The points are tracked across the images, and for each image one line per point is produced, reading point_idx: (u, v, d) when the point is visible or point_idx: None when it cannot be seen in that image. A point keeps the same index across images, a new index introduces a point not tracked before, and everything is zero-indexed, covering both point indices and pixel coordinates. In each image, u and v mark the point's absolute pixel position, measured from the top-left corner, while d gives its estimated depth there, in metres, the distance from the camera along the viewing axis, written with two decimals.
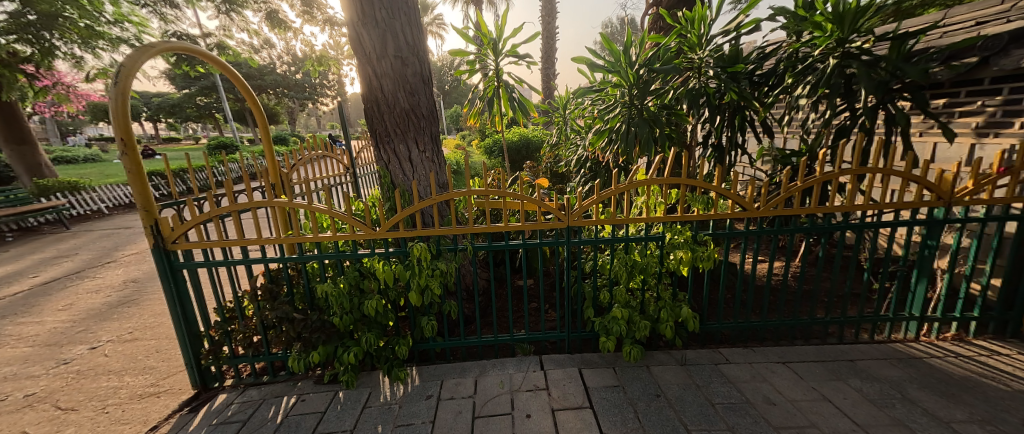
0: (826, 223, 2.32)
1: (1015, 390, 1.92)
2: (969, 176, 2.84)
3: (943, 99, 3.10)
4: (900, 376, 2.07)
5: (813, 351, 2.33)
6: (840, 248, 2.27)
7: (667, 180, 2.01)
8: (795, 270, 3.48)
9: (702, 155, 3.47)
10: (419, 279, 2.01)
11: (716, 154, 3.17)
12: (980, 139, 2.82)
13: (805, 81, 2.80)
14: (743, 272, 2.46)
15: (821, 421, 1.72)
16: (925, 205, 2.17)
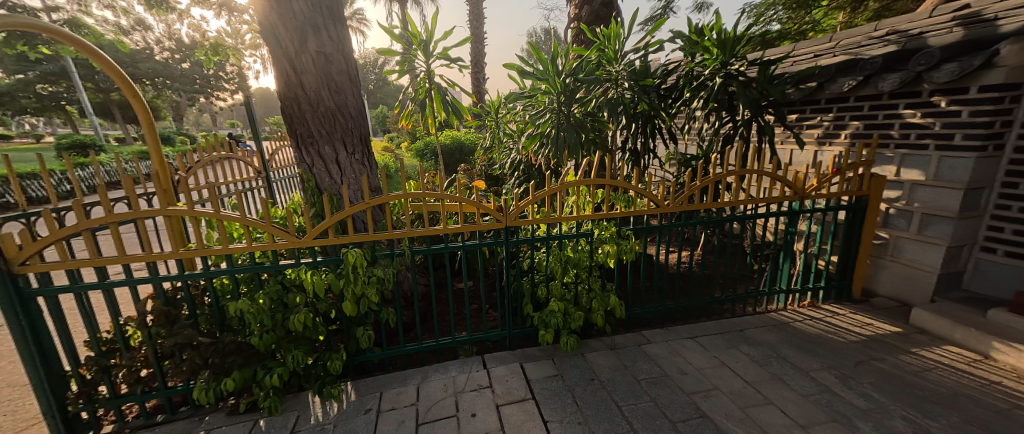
0: (720, 216, 2.75)
1: (850, 341, 2.50)
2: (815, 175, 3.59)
3: (795, 114, 3.86)
4: (776, 339, 2.54)
5: (714, 326, 2.73)
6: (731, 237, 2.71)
7: (593, 181, 2.21)
8: (698, 258, 4.04)
9: (622, 159, 3.84)
10: (354, 288, 1.90)
11: (633, 157, 3.54)
12: (821, 147, 3.60)
13: (699, 96, 3.29)
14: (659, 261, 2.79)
15: (722, 384, 2.04)
16: (788, 199, 2.69)
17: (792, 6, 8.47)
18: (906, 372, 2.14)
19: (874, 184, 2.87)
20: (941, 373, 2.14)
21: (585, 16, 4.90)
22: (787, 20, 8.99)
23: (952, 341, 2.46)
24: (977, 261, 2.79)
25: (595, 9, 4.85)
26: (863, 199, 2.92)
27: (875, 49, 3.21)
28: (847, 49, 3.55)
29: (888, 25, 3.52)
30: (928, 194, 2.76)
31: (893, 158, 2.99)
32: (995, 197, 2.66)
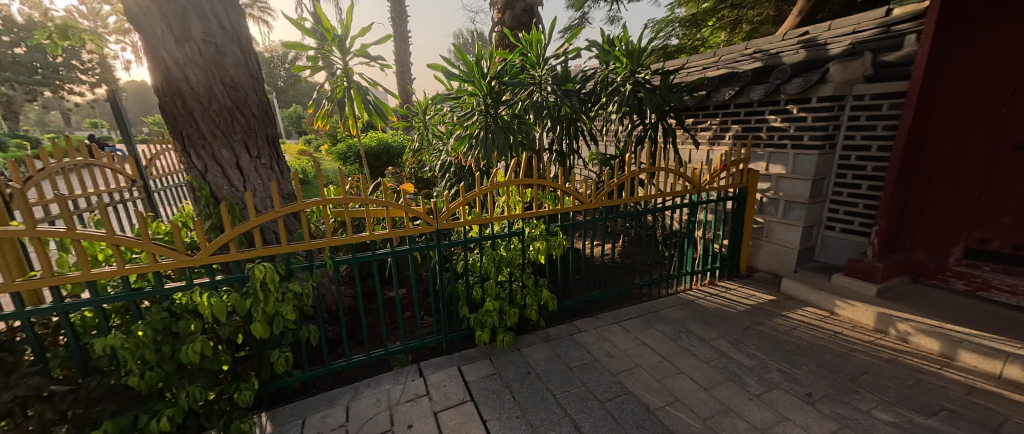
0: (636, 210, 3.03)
1: (739, 311, 2.95)
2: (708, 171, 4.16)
3: (691, 118, 4.44)
4: (685, 315, 2.89)
5: (634, 309, 3.00)
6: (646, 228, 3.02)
7: (522, 181, 2.28)
8: (620, 249, 4.40)
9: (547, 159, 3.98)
10: (265, 306, 1.69)
11: (559, 158, 3.73)
12: (712, 147, 4.18)
13: (614, 101, 3.60)
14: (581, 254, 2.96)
15: (642, 361, 2.26)
16: (688, 192, 3.08)
17: (687, 24, 9.68)
18: (779, 332, 2.60)
19: (751, 178, 3.42)
20: (803, 329, 2.64)
21: (508, 21, 5.03)
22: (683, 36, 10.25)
23: (809, 303, 3.04)
24: (823, 237, 3.49)
25: (517, 15, 5.01)
26: (744, 191, 3.48)
27: (746, 63, 3.94)
28: (726, 63, 4.22)
29: (755, 45, 4.22)
30: (789, 184, 3.43)
31: (764, 156, 3.64)
32: (832, 186, 3.34)
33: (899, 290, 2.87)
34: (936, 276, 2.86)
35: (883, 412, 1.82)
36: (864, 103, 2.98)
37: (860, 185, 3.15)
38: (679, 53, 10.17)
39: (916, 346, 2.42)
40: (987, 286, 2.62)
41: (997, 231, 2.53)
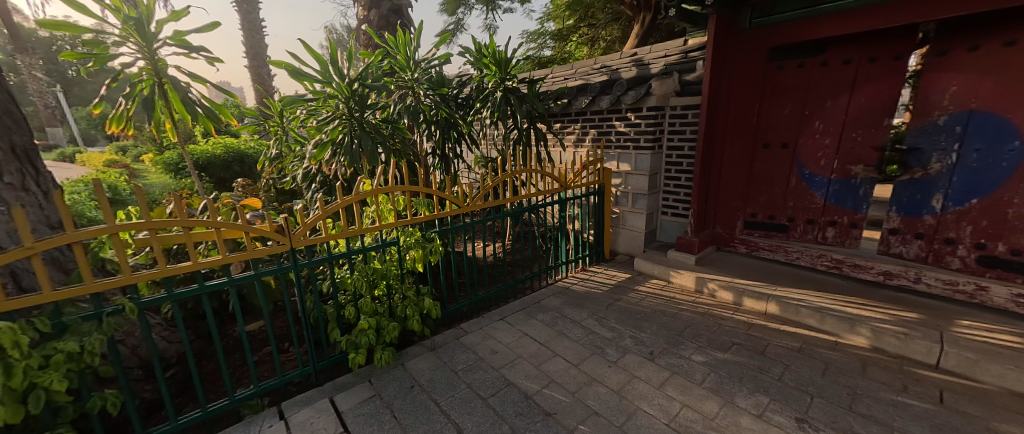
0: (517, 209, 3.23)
1: (603, 291, 3.39)
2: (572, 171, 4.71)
3: (557, 123, 4.92)
4: (560, 302, 3.19)
5: (517, 304, 3.16)
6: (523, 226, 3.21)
7: (391, 189, 2.20)
8: (505, 246, 4.67)
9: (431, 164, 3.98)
10: (9, 381, 1.21)
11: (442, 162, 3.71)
12: (575, 149, 4.75)
13: (487, 107, 3.76)
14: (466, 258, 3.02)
15: (523, 351, 2.41)
16: (556, 190, 3.44)
17: (555, 38, 10.68)
18: (632, 305, 3.09)
19: (604, 176, 4.00)
20: (649, 299, 3.20)
21: (375, 20, 4.78)
22: (553, 48, 11.27)
23: (654, 276, 3.70)
24: (660, 221, 4.28)
25: (384, 14, 4.79)
26: (602, 186, 4.02)
27: (596, 76, 4.60)
28: (581, 76, 4.84)
29: (601, 61, 4.89)
30: (634, 179, 4.11)
31: (614, 156, 4.28)
32: (663, 179, 4.12)
33: (708, 259, 3.70)
34: (729, 244, 3.74)
35: (698, 355, 2.35)
36: (677, 112, 3.77)
37: (681, 178, 3.97)
38: (550, 63, 11.15)
39: (720, 299, 3.17)
40: (758, 248, 3.54)
41: (760, 206, 3.50)
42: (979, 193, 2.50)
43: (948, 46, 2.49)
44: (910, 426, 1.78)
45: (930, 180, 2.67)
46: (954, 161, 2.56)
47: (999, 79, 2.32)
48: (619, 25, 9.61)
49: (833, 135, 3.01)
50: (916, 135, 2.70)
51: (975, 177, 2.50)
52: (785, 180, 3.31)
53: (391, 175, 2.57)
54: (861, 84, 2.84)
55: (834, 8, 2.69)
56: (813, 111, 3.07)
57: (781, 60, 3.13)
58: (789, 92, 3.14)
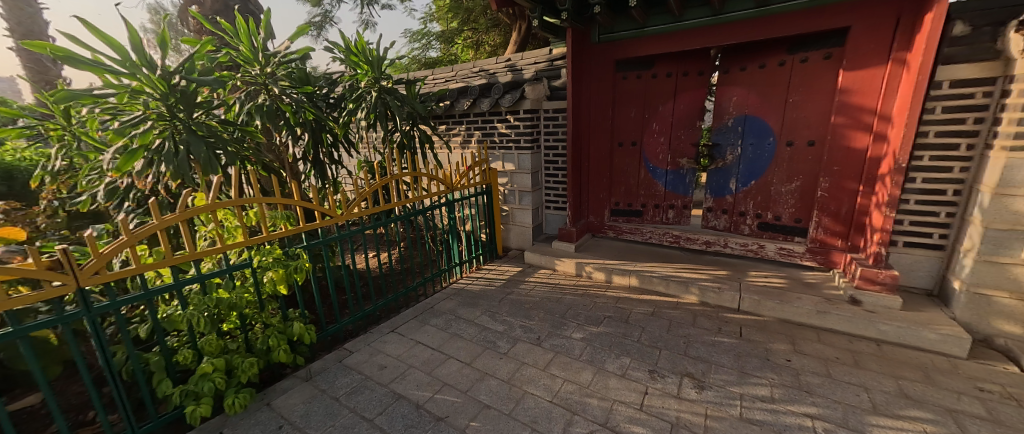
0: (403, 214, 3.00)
1: (496, 287, 3.50)
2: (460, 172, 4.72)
3: (442, 126, 4.86)
4: (454, 303, 3.17)
5: (409, 312, 3.00)
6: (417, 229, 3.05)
7: (233, 202, 1.84)
8: (396, 255, 4.46)
9: (306, 170, 3.64)
10: None
11: (316, 168, 3.38)
12: (462, 150, 4.77)
13: (361, 107, 3.48)
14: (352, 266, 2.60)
15: (415, 360, 2.33)
16: (443, 191, 3.39)
17: (440, 39, 10.57)
18: (523, 296, 3.26)
19: (491, 176, 4.12)
20: (537, 288, 3.42)
21: None
22: (438, 49, 11.13)
23: (541, 267, 3.97)
24: (545, 215, 4.61)
25: None
26: (489, 186, 4.13)
27: (475, 79, 4.71)
28: (462, 79, 4.89)
29: (479, 64, 4.98)
30: (519, 178, 4.34)
31: (499, 156, 4.44)
32: (544, 176, 4.45)
33: (586, 245, 4.14)
34: (601, 231, 4.25)
35: (578, 333, 2.61)
36: (550, 115, 4.11)
37: (558, 175, 4.34)
38: (437, 65, 11.00)
39: (597, 280, 3.58)
40: (622, 231, 4.12)
41: (621, 196, 4.10)
42: (755, 176, 3.39)
43: (729, 66, 3.35)
44: (724, 359, 2.30)
45: (727, 168, 3.53)
46: (740, 153, 3.43)
47: (759, 93, 3.22)
48: (499, 31, 10.02)
49: (666, 134, 3.72)
50: (717, 133, 3.53)
51: (752, 164, 3.38)
52: (636, 173, 3.95)
53: (239, 187, 1.93)
54: (679, 92, 3.57)
55: (657, 31, 3.31)
56: (651, 114, 3.74)
57: (625, 72, 3.72)
58: (633, 99, 3.76)
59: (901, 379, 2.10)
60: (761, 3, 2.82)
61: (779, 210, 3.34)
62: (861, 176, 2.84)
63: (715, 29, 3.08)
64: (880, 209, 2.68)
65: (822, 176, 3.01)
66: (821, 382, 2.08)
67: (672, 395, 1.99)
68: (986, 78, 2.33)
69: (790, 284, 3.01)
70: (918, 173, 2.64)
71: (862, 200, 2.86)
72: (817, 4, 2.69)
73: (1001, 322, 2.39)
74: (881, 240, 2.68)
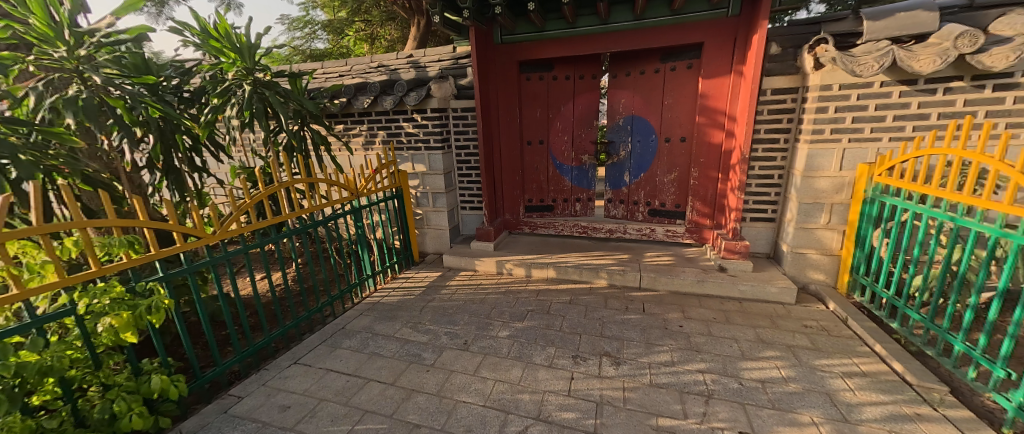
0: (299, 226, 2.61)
1: (415, 295, 3.30)
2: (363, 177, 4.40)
3: (340, 125, 4.40)
4: (369, 319, 2.89)
5: (314, 337, 2.63)
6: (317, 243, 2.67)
7: (34, 229, 1.35)
8: (292, 274, 3.91)
9: (155, 182, 2.96)
10: None
11: (171, 176, 2.80)
12: (366, 152, 4.39)
13: (231, 103, 2.90)
14: (234, 295, 2.11)
15: (327, 392, 2.05)
16: (347, 198, 3.06)
17: (328, 30, 9.55)
18: (445, 301, 3.15)
19: (401, 178, 3.86)
20: (459, 292, 3.34)
21: None
22: (327, 40, 10.05)
23: (461, 269, 3.89)
24: (461, 215, 4.53)
25: None
26: (400, 190, 3.87)
27: (375, 75, 4.38)
28: (359, 75, 4.49)
29: (378, 59, 4.62)
30: (431, 179, 4.17)
31: (408, 157, 4.19)
32: (458, 177, 4.36)
33: (503, 243, 4.19)
34: (517, 228, 4.36)
35: (505, 332, 2.62)
36: (459, 114, 4.05)
37: (472, 174, 4.30)
38: (326, 58, 9.93)
39: (517, 276, 3.65)
40: (536, 226, 4.28)
41: (533, 192, 4.27)
42: (644, 169, 3.86)
43: (616, 71, 3.73)
44: (633, 334, 2.56)
45: (621, 162, 3.95)
46: (630, 149, 3.86)
47: (642, 95, 3.66)
48: (396, 26, 9.50)
49: (568, 133, 3.98)
50: (611, 132, 3.90)
51: (641, 159, 3.84)
52: (545, 170, 4.17)
53: (35, 203, 1.41)
54: (578, 94, 3.86)
55: (554, 35, 3.50)
56: (554, 114, 3.96)
57: (528, 73, 3.86)
58: (536, 99, 3.94)
59: (760, 327, 2.60)
60: (638, 16, 3.19)
61: (664, 198, 3.85)
62: (720, 166, 3.44)
63: (603, 37, 3.39)
64: (734, 193, 3.29)
65: (693, 168, 3.57)
66: (706, 340, 2.46)
67: (594, 375, 2.13)
68: (794, 88, 3.03)
69: (678, 261, 3.50)
70: (758, 162, 3.30)
71: (722, 186, 3.48)
72: (678, 21, 3.16)
73: (815, 273, 3.15)
74: (737, 218, 3.29)
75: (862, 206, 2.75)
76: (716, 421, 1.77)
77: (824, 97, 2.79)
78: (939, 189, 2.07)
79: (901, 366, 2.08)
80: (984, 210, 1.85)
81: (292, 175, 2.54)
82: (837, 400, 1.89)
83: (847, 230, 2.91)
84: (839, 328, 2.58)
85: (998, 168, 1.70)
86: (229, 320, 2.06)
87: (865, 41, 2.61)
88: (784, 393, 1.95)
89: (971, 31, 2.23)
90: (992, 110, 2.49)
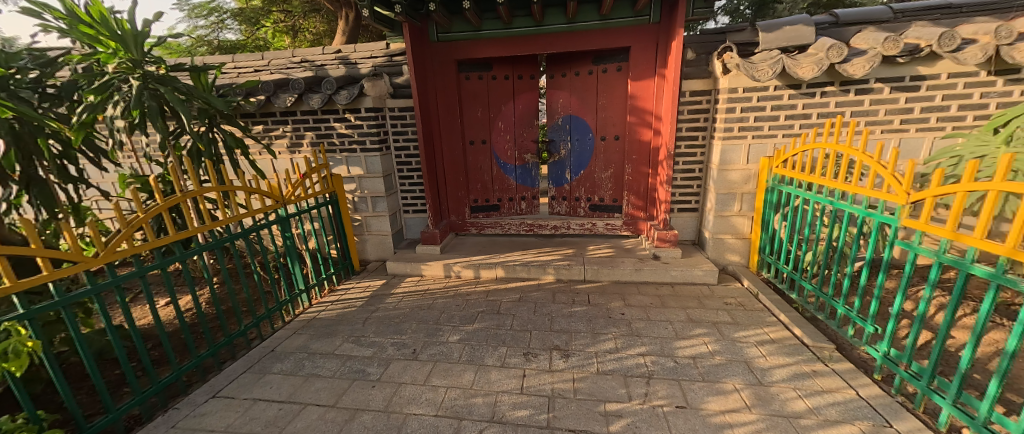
0: (212, 240, 2.30)
1: (357, 307, 3.09)
2: (287, 183, 4.01)
3: (259, 126, 3.96)
4: (304, 338, 2.64)
5: (238, 364, 2.34)
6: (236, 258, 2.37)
7: None
8: (206, 295, 3.45)
9: (12, 197, 2.44)
10: None
11: (36, 190, 2.31)
12: (292, 155, 4.01)
13: (114, 101, 2.45)
14: (130, 326, 1.80)
15: (255, 424, 1.83)
16: (270, 206, 2.75)
17: (239, 19, 8.52)
18: (390, 311, 2.99)
19: (335, 182, 3.59)
20: (406, 299, 3.19)
21: None
22: (239, 31, 9.00)
23: (407, 275, 3.73)
24: (404, 219, 4.35)
25: None
26: (335, 195, 3.60)
27: (298, 71, 4.03)
28: (278, 70, 4.09)
29: (301, 54, 4.26)
30: (369, 182, 3.93)
31: (342, 160, 3.91)
32: (398, 179, 4.18)
33: (450, 245, 4.09)
34: (463, 229, 4.28)
35: (455, 336, 2.55)
36: (397, 114, 3.89)
37: (413, 176, 4.14)
38: (239, 50, 8.90)
39: (465, 278, 3.59)
40: (483, 226, 4.26)
41: (478, 192, 4.23)
42: (583, 166, 4.03)
43: (553, 72, 3.85)
44: (580, 325, 2.66)
45: (562, 160, 4.08)
46: (570, 147, 4.01)
47: (577, 96, 3.83)
48: (321, 18, 8.80)
49: (510, 132, 4.05)
50: (551, 131, 4.02)
51: (579, 156, 4.01)
52: (489, 169, 4.16)
53: None
54: (517, 94, 3.94)
55: (491, 35, 3.50)
56: (495, 113, 3.99)
57: (467, 72, 3.81)
58: (475, 98, 3.90)
59: (690, 308, 2.86)
60: (570, 20, 3.32)
61: (603, 193, 4.05)
62: (650, 162, 3.71)
63: (537, 39, 3.46)
64: (663, 186, 3.56)
65: (627, 164, 3.81)
66: (645, 325, 2.64)
67: (545, 370, 2.17)
68: (708, 90, 3.36)
69: (617, 252, 3.71)
70: (682, 158, 3.61)
71: (653, 180, 3.75)
72: (607, 26, 3.34)
73: (732, 256, 3.53)
74: (667, 209, 3.58)
75: (765, 194, 3.13)
76: (657, 399, 1.90)
77: (732, 99, 3.13)
78: (821, 178, 2.43)
79: (800, 331, 2.41)
80: (854, 194, 2.21)
81: (201, 183, 2.22)
82: (753, 366, 2.14)
83: (754, 215, 3.31)
84: (753, 302, 2.92)
85: (862, 159, 2.04)
86: (122, 356, 1.73)
87: (761, 50, 2.98)
88: (712, 366, 2.16)
89: (838, 44, 2.66)
90: (856, 111, 2.98)
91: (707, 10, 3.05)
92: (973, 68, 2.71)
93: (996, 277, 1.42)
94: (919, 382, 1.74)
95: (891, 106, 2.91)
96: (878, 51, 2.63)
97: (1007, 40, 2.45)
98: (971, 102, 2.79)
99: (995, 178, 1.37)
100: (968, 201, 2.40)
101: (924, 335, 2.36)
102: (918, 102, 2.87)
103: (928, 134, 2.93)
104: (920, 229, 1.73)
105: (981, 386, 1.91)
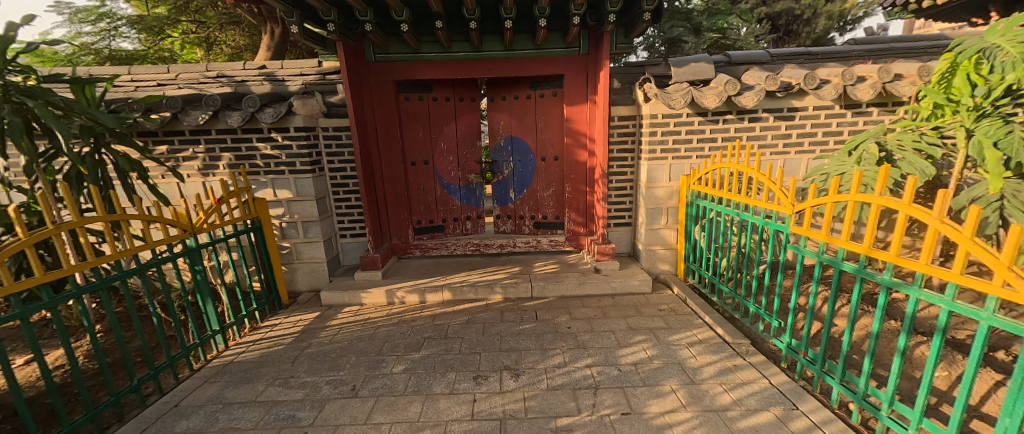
0: (94, 279, 1.94)
1: (285, 344, 2.79)
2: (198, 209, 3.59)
3: (163, 146, 3.50)
4: (219, 387, 2.31)
5: (127, 428, 1.96)
6: (128, 299, 2.02)
7: None
8: (87, 348, 2.88)
9: None
10: None
11: None
12: (206, 178, 3.60)
13: None
14: None
15: None
16: (176, 238, 2.40)
17: (138, 27, 7.54)
18: (324, 346, 2.75)
19: (258, 207, 3.26)
20: (344, 331, 2.97)
21: None
22: (137, 40, 7.96)
23: (344, 305, 3.47)
24: (340, 245, 4.08)
25: None
26: (258, 221, 3.25)
27: (213, 86, 3.67)
28: (188, 84, 3.69)
29: (217, 68, 3.91)
30: (299, 206, 3.64)
31: (266, 182, 3.59)
32: (333, 202, 3.93)
33: (392, 270, 3.91)
34: (406, 252, 4.12)
35: (400, 367, 2.42)
36: (331, 133, 3.70)
37: (350, 198, 3.93)
38: (137, 61, 7.82)
39: (410, 304, 3.44)
40: (427, 248, 4.15)
41: (422, 213, 4.14)
42: (525, 185, 4.17)
43: (493, 96, 3.98)
44: (530, 343, 2.68)
45: (506, 180, 4.19)
46: (512, 167, 4.13)
47: (517, 119, 4.00)
48: (242, 31, 8.08)
49: (453, 153, 4.07)
50: (494, 152, 4.12)
51: (521, 176, 4.14)
52: (433, 190, 4.11)
53: None
54: (458, 115, 3.99)
55: (430, 58, 3.53)
56: (437, 134, 3.99)
57: (406, 93, 3.77)
58: (415, 119, 3.87)
59: (628, 317, 3.04)
60: (507, 47, 3.47)
61: (545, 211, 4.21)
62: (587, 181, 3.93)
63: (475, 63, 3.56)
64: (600, 203, 3.79)
65: (566, 183, 4.00)
66: (590, 336, 2.74)
67: (496, 392, 2.14)
68: (633, 116, 3.70)
69: (562, 267, 3.84)
70: (614, 176, 3.90)
71: (590, 197, 3.97)
72: (542, 54, 3.56)
73: (663, 265, 3.85)
74: (604, 224, 3.81)
75: (686, 209, 3.47)
76: (604, 409, 1.97)
77: (653, 124, 3.49)
78: (728, 193, 2.77)
79: (721, 330, 2.68)
80: (754, 207, 2.55)
81: (82, 214, 1.88)
82: (686, 366, 2.33)
83: (678, 227, 3.66)
84: (682, 307, 3.19)
85: (758, 177, 2.37)
86: None
87: (673, 83, 3.40)
88: (651, 370, 2.30)
89: (732, 80, 3.13)
90: (750, 136, 3.49)
91: (628, 45, 3.44)
92: (830, 103, 3.34)
93: (861, 272, 1.72)
94: (815, 366, 2.03)
95: (775, 132, 3.47)
96: (762, 87, 3.14)
97: (850, 82, 3.07)
98: (831, 130, 3.43)
99: (852, 191, 1.69)
100: (836, 210, 2.91)
101: (815, 326, 2.77)
102: (794, 129, 3.45)
103: (803, 156, 3.52)
104: (805, 235, 2.04)
105: (857, 365, 2.28)
